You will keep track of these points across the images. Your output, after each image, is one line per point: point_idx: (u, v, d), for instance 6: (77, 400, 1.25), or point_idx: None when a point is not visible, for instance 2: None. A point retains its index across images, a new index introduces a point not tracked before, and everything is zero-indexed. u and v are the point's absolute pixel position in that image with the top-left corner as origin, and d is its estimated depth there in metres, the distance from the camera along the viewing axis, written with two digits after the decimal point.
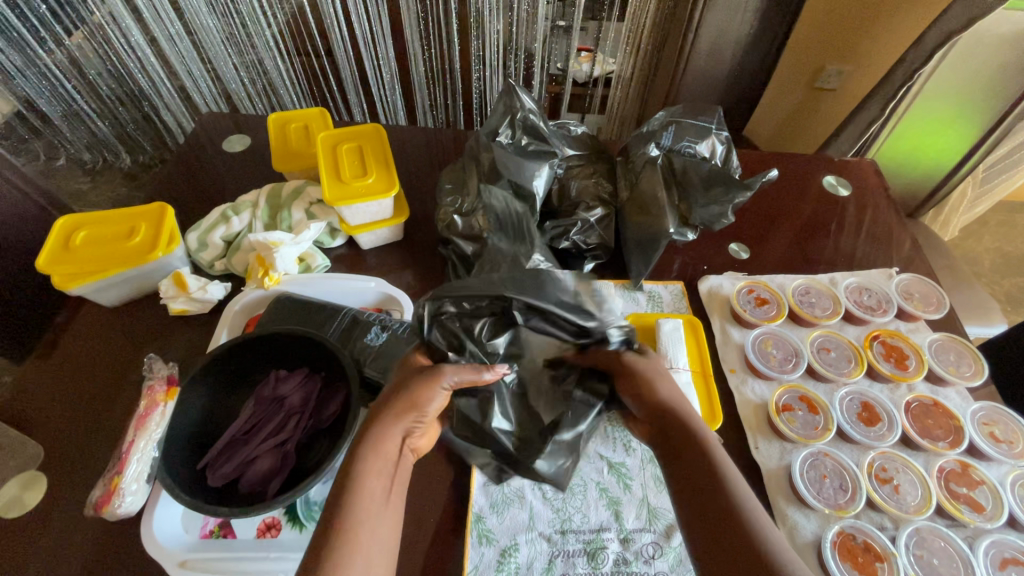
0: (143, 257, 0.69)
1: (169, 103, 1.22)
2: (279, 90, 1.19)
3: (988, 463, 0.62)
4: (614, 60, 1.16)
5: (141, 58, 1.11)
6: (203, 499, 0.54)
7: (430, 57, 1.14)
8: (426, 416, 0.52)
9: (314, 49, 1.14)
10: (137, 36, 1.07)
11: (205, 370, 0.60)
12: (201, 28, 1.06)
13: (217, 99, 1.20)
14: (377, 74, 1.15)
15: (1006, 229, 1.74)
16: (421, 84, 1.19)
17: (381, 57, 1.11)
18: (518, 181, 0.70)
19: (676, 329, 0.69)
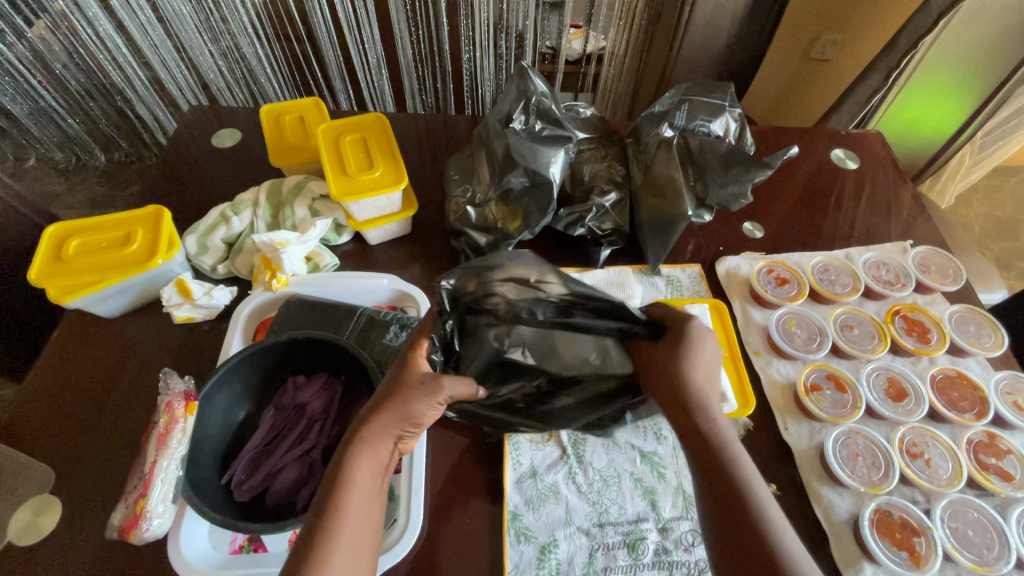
0: (142, 264, 0.65)
1: (144, 97, 1.16)
2: (260, 79, 1.14)
3: (1012, 431, 0.63)
4: (606, 36, 1.13)
5: (111, 49, 1.05)
6: (231, 515, 0.52)
7: (417, 39, 1.10)
8: (422, 426, 0.50)
9: (296, 35, 1.08)
10: (105, 26, 1.00)
11: (223, 380, 0.57)
12: (174, 15, 1.00)
13: (194, 89, 1.15)
14: (363, 59, 1.11)
15: (993, 193, 1.77)
16: (409, 68, 1.14)
17: (367, 42, 1.07)
18: (534, 168, 0.66)
19: (702, 315, 0.69)
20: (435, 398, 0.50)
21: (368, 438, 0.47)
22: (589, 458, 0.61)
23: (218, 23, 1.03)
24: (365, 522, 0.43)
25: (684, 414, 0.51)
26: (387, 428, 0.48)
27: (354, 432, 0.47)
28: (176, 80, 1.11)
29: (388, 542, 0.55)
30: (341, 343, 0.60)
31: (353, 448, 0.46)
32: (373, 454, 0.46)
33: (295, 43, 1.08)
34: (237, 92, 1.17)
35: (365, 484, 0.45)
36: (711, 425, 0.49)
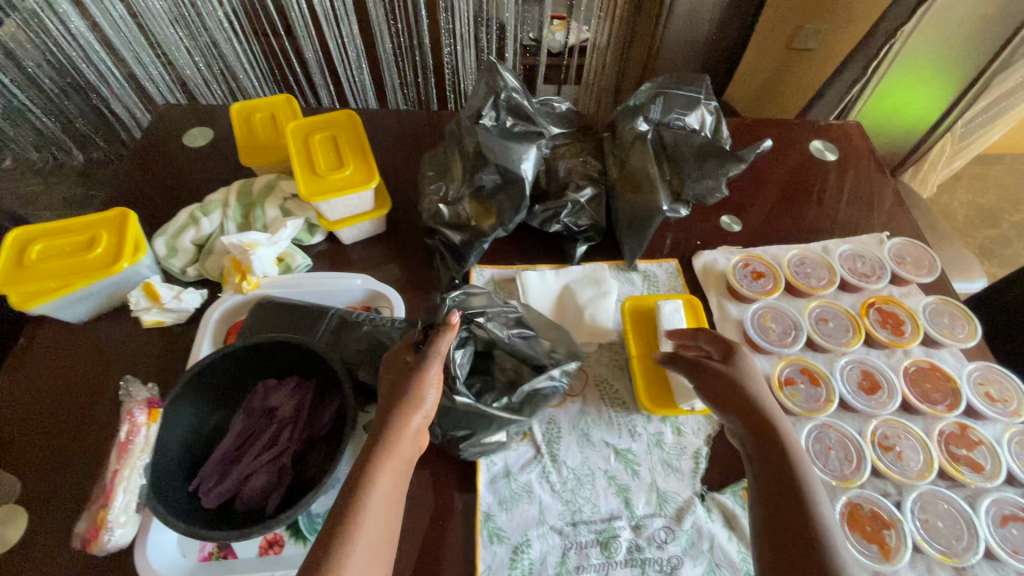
0: (107, 268, 0.64)
1: (120, 93, 1.14)
2: (238, 75, 1.11)
3: (984, 422, 0.63)
4: (589, 28, 1.12)
5: (84, 46, 1.03)
6: (199, 522, 0.51)
7: (397, 32, 1.08)
8: (427, 413, 0.52)
9: (273, 30, 1.06)
10: (77, 22, 0.99)
11: (187, 389, 0.56)
12: (147, 11, 0.98)
13: (172, 87, 1.14)
14: (343, 54, 1.09)
15: (977, 181, 1.78)
16: (390, 63, 1.12)
17: (346, 36, 1.05)
18: (505, 164, 0.65)
19: (676, 310, 0.67)
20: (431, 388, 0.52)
21: (390, 440, 0.48)
22: (564, 456, 0.61)
23: (194, 18, 1.01)
24: (383, 522, 0.45)
25: (750, 421, 0.52)
26: (406, 426, 0.49)
27: (377, 434, 0.49)
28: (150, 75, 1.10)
29: None
30: (309, 346, 0.59)
31: (376, 452, 0.47)
32: (394, 455, 0.47)
33: (272, 39, 1.07)
34: (215, 88, 1.14)
35: (386, 486, 0.46)
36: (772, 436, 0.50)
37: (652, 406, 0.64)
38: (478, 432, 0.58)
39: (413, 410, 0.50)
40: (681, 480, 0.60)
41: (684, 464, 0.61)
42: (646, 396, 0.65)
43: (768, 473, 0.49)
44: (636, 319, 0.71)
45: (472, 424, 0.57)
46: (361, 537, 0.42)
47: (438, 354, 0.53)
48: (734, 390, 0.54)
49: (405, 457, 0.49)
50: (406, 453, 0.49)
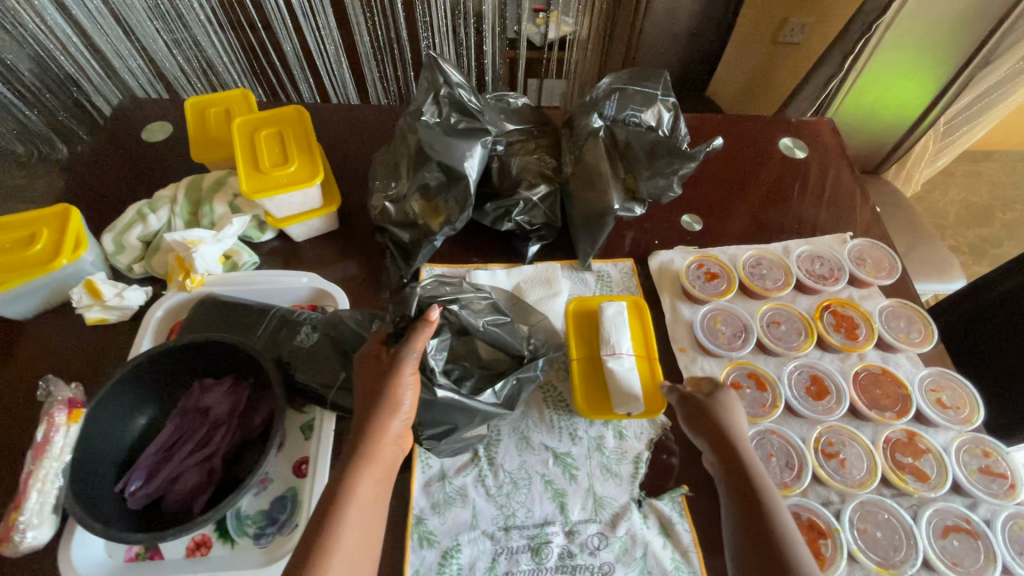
0: (46, 265, 0.64)
1: (99, 87, 1.08)
2: (218, 69, 1.10)
3: (934, 429, 0.61)
4: (571, 20, 1.09)
5: (60, 37, 0.99)
6: (120, 525, 0.51)
7: (374, 25, 1.06)
8: (406, 411, 0.51)
9: (250, 23, 1.06)
10: (53, 14, 0.95)
11: (116, 390, 0.56)
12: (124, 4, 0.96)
13: (153, 82, 1.11)
14: (320, 48, 1.07)
15: (971, 178, 1.75)
16: (369, 58, 1.11)
17: (323, 30, 1.03)
18: (448, 162, 0.65)
19: (619, 312, 0.65)
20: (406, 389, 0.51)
21: (370, 450, 0.48)
22: (501, 460, 0.60)
23: (171, 11, 0.99)
24: (365, 535, 0.44)
25: (726, 462, 0.51)
26: (384, 430, 0.50)
27: (354, 445, 0.48)
28: (131, 70, 1.08)
29: (287, 548, 0.54)
30: (241, 345, 0.58)
31: (358, 460, 0.47)
32: (375, 462, 0.48)
33: (251, 31, 1.07)
34: (195, 81, 1.13)
35: (366, 493, 0.46)
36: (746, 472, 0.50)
37: (588, 410, 0.63)
38: (460, 427, 0.57)
39: (389, 415, 0.50)
40: (620, 485, 0.59)
41: (624, 469, 0.60)
42: (583, 399, 0.64)
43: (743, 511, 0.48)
44: (579, 319, 0.69)
45: (454, 418, 0.56)
46: (342, 550, 0.42)
47: (415, 352, 0.52)
48: (716, 425, 0.53)
49: (387, 463, 0.49)
50: (386, 460, 0.49)
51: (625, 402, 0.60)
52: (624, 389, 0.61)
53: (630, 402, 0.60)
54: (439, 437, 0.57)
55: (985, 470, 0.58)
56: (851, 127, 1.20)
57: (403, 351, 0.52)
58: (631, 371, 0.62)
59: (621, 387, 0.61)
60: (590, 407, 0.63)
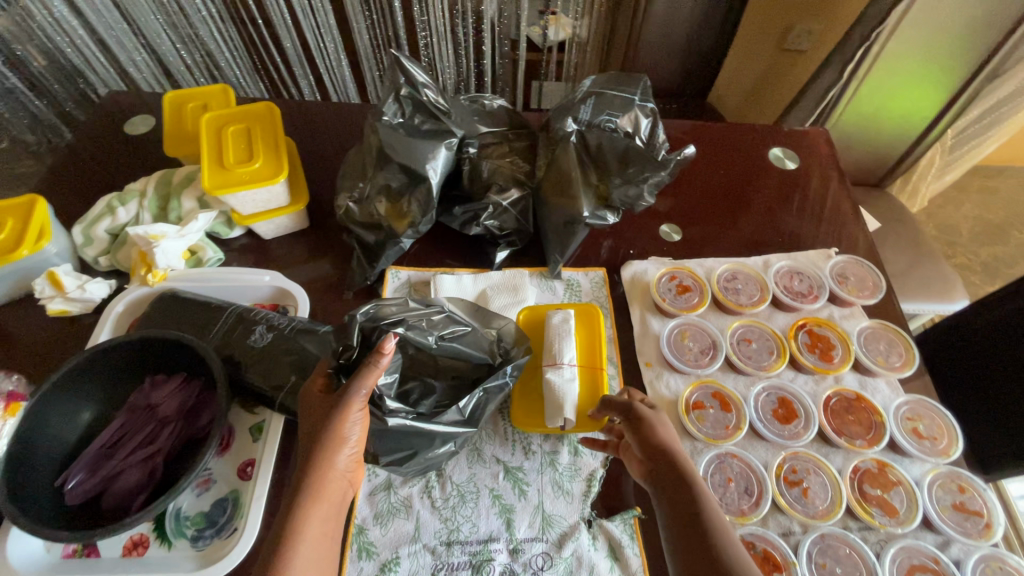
0: (7, 255, 0.64)
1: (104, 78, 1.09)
2: (220, 63, 1.09)
3: (909, 461, 0.58)
4: (578, 23, 1.06)
5: (70, 34, 1.00)
6: (53, 521, 0.50)
7: (373, 24, 1.04)
8: (355, 443, 0.49)
9: (251, 18, 1.04)
10: (61, 9, 0.96)
11: (61, 383, 0.55)
12: None
13: (159, 78, 1.11)
14: (320, 44, 1.06)
15: (987, 195, 1.68)
16: (368, 55, 1.09)
17: (322, 26, 1.03)
18: (409, 163, 0.64)
19: (567, 322, 0.63)
20: (351, 422, 0.49)
21: (316, 488, 0.46)
22: (450, 471, 0.58)
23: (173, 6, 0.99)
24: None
25: (664, 474, 0.49)
26: (330, 464, 0.47)
27: (299, 483, 0.46)
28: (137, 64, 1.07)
29: (223, 552, 0.53)
30: (190, 342, 0.58)
31: (302, 499, 0.45)
32: (322, 500, 0.46)
33: (250, 26, 1.05)
34: (198, 75, 1.12)
35: (315, 532, 0.44)
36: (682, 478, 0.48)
37: (523, 420, 0.61)
38: (420, 451, 0.54)
39: (336, 453, 0.48)
40: (570, 503, 0.57)
41: (576, 486, 0.58)
42: (520, 409, 0.62)
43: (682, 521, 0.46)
44: (533, 331, 0.67)
45: (411, 444, 0.54)
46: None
47: (363, 388, 0.49)
48: (652, 432, 0.52)
49: (336, 499, 0.48)
50: (334, 496, 0.47)
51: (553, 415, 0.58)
52: (556, 399, 0.58)
53: (558, 414, 0.57)
54: (399, 462, 0.55)
55: (958, 506, 0.55)
56: (856, 138, 1.16)
57: (350, 389, 0.49)
58: (571, 384, 0.59)
59: (552, 397, 0.58)
60: (525, 417, 0.61)
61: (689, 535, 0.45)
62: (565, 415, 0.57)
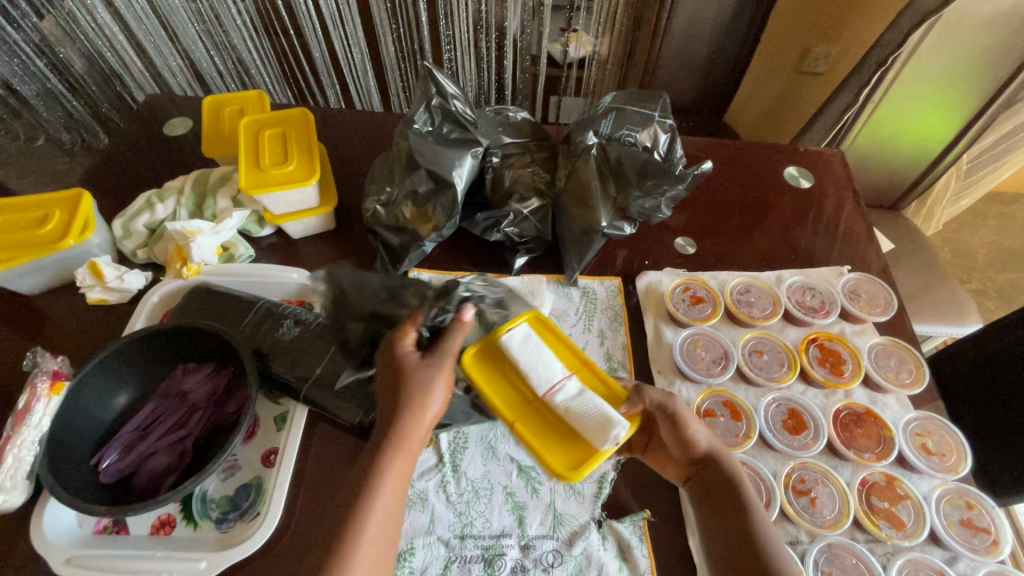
0: (53, 244, 0.67)
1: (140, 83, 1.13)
2: (251, 71, 1.13)
3: (917, 476, 0.59)
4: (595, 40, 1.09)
5: (109, 37, 1.04)
6: (88, 496, 0.53)
7: (399, 37, 1.09)
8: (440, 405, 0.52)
9: (283, 28, 1.09)
10: (103, 14, 0.99)
11: (99, 368, 0.58)
12: (168, 8, 0.99)
13: (191, 82, 1.14)
14: (347, 55, 1.10)
15: (1004, 221, 1.68)
16: (393, 66, 1.13)
17: (350, 37, 1.05)
18: (436, 170, 0.67)
19: (528, 336, 0.52)
20: (437, 389, 0.51)
21: (401, 441, 0.49)
22: (465, 467, 0.60)
23: (210, 14, 1.02)
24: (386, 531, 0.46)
25: (707, 471, 0.52)
26: (416, 421, 0.50)
27: (386, 435, 0.49)
28: (171, 69, 1.10)
29: (244, 536, 0.55)
30: (221, 332, 0.60)
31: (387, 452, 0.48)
32: (406, 455, 0.49)
33: (281, 37, 1.10)
34: (228, 81, 1.15)
35: (394, 487, 0.47)
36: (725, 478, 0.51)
37: (571, 472, 0.46)
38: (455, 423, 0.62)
39: (423, 406, 0.50)
40: (581, 503, 0.58)
41: (587, 487, 0.59)
42: (557, 460, 0.47)
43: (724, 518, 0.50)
44: (484, 366, 0.52)
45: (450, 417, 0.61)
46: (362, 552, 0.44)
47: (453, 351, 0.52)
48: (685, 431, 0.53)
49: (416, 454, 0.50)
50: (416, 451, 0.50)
51: (607, 436, 0.46)
52: (597, 418, 0.46)
53: (614, 428, 0.46)
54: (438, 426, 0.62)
55: (966, 522, 0.56)
56: (872, 159, 1.17)
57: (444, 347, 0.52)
58: (585, 396, 0.48)
59: (591, 416, 0.46)
60: (571, 467, 0.46)
61: (734, 535, 0.49)
62: (621, 424, 0.46)
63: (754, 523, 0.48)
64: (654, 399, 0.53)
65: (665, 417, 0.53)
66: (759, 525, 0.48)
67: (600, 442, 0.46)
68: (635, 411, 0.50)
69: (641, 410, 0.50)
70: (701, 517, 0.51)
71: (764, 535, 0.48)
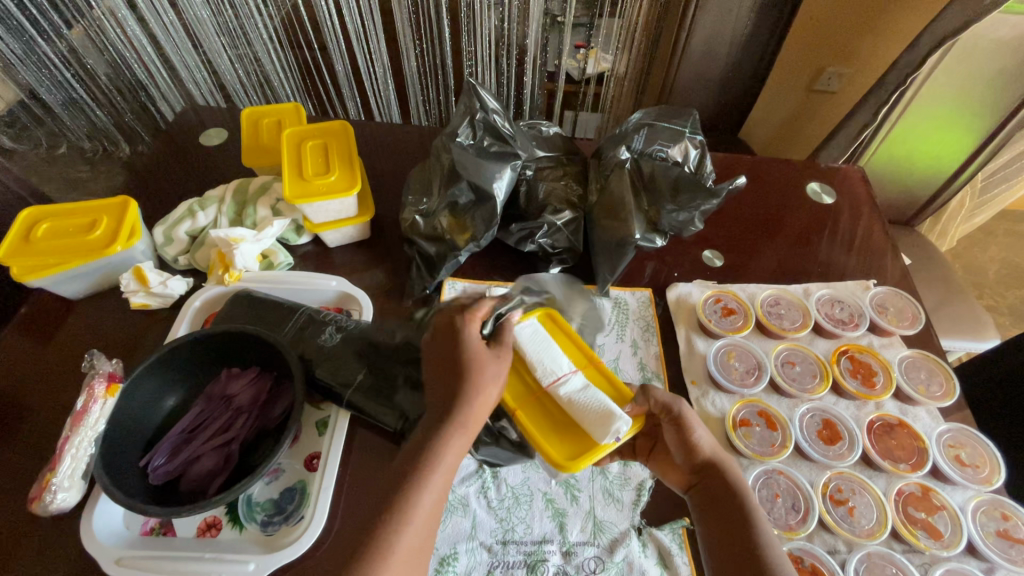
0: (102, 249, 0.69)
1: (166, 94, 1.16)
2: (273, 83, 1.13)
3: (952, 487, 0.60)
4: (609, 56, 1.09)
5: (138, 49, 1.06)
6: (140, 497, 0.53)
7: (422, 52, 1.08)
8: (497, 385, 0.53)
9: (307, 43, 1.09)
10: (133, 28, 1.02)
11: (150, 370, 0.59)
12: (195, 20, 1.01)
13: (212, 91, 1.15)
14: (370, 69, 1.09)
15: (1014, 238, 1.70)
16: (415, 80, 1.12)
17: (374, 52, 1.05)
18: (477, 182, 0.69)
19: (538, 330, 0.59)
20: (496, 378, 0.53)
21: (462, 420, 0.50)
22: (505, 474, 0.61)
23: (237, 29, 1.03)
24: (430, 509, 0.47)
25: (710, 475, 0.53)
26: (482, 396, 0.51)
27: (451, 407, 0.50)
28: (195, 79, 1.12)
29: (290, 539, 0.56)
30: (267, 337, 0.62)
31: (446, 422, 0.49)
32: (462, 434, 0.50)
33: (305, 50, 1.10)
34: (250, 94, 1.16)
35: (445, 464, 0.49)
36: (726, 483, 0.52)
37: (568, 462, 0.51)
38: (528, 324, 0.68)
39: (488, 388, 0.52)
40: (621, 510, 0.59)
41: (626, 495, 0.60)
42: (557, 452, 0.52)
43: (727, 521, 0.51)
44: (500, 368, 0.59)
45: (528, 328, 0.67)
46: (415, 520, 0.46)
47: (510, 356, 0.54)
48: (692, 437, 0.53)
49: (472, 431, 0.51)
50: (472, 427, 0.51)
51: (609, 428, 0.50)
52: (600, 410, 0.51)
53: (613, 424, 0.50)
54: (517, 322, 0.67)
55: (1003, 533, 0.57)
56: (886, 176, 1.19)
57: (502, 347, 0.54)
58: (587, 390, 0.54)
59: (593, 409, 0.51)
60: (568, 457, 0.52)
61: (736, 537, 0.50)
62: (625, 421, 0.50)
63: (756, 527, 0.50)
64: (658, 400, 0.54)
65: (672, 421, 0.53)
66: (760, 527, 0.50)
67: (602, 432, 0.50)
68: (638, 411, 0.54)
69: (647, 409, 0.54)
70: (702, 521, 0.53)
71: (767, 536, 0.50)
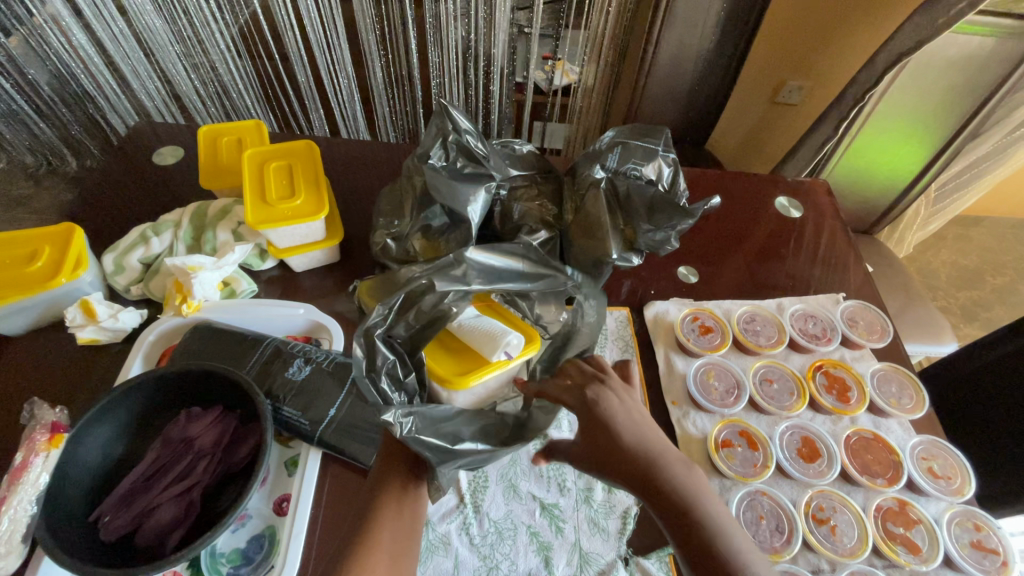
0: (44, 283, 0.64)
1: (115, 105, 1.08)
2: (232, 95, 1.06)
3: (926, 499, 0.61)
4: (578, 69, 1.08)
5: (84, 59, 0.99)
6: (89, 559, 0.49)
7: (388, 63, 1.05)
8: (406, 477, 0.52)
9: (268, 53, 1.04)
10: (78, 36, 0.95)
11: (99, 416, 0.55)
12: (147, 30, 0.94)
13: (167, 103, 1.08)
14: (334, 81, 1.05)
15: (963, 242, 1.79)
16: (381, 92, 1.08)
17: (337, 63, 1.01)
18: (452, 206, 0.68)
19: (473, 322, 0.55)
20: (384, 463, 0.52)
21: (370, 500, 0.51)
22: (487, 508, 0.59)
23: (193, 38, 0.97)
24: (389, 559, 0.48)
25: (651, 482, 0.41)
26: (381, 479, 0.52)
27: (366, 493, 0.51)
28: (148, 91, 1.04)
29: None
30: (228, 373, 0.58)
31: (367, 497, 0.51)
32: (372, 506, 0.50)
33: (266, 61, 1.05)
34: (209, 107, 1.09)
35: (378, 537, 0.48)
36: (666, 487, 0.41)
37: (458, 378, 0.51)
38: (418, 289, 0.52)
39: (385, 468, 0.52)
40: (607, 541, 0.58)
41: (611, 524, 0.59)
42: (446, 368, 0.52)
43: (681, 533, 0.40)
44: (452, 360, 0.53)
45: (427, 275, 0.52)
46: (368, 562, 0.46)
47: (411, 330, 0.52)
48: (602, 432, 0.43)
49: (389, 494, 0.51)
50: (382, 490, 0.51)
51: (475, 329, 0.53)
52: (485, 332, 0.53)
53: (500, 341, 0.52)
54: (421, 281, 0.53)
55: (977, 544, 0.58)
56: (848, 187, 1.23)
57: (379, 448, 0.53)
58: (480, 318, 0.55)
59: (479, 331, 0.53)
60: (458, 373, 0.52)
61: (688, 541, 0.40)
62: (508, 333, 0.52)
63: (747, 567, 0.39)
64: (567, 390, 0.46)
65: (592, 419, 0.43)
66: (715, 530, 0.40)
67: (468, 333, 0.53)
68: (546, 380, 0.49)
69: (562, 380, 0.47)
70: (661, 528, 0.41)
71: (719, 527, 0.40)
